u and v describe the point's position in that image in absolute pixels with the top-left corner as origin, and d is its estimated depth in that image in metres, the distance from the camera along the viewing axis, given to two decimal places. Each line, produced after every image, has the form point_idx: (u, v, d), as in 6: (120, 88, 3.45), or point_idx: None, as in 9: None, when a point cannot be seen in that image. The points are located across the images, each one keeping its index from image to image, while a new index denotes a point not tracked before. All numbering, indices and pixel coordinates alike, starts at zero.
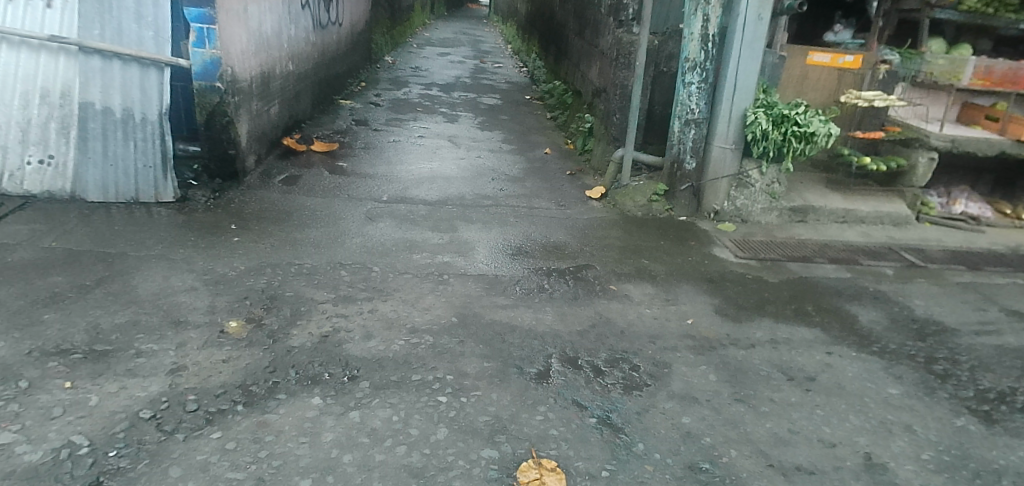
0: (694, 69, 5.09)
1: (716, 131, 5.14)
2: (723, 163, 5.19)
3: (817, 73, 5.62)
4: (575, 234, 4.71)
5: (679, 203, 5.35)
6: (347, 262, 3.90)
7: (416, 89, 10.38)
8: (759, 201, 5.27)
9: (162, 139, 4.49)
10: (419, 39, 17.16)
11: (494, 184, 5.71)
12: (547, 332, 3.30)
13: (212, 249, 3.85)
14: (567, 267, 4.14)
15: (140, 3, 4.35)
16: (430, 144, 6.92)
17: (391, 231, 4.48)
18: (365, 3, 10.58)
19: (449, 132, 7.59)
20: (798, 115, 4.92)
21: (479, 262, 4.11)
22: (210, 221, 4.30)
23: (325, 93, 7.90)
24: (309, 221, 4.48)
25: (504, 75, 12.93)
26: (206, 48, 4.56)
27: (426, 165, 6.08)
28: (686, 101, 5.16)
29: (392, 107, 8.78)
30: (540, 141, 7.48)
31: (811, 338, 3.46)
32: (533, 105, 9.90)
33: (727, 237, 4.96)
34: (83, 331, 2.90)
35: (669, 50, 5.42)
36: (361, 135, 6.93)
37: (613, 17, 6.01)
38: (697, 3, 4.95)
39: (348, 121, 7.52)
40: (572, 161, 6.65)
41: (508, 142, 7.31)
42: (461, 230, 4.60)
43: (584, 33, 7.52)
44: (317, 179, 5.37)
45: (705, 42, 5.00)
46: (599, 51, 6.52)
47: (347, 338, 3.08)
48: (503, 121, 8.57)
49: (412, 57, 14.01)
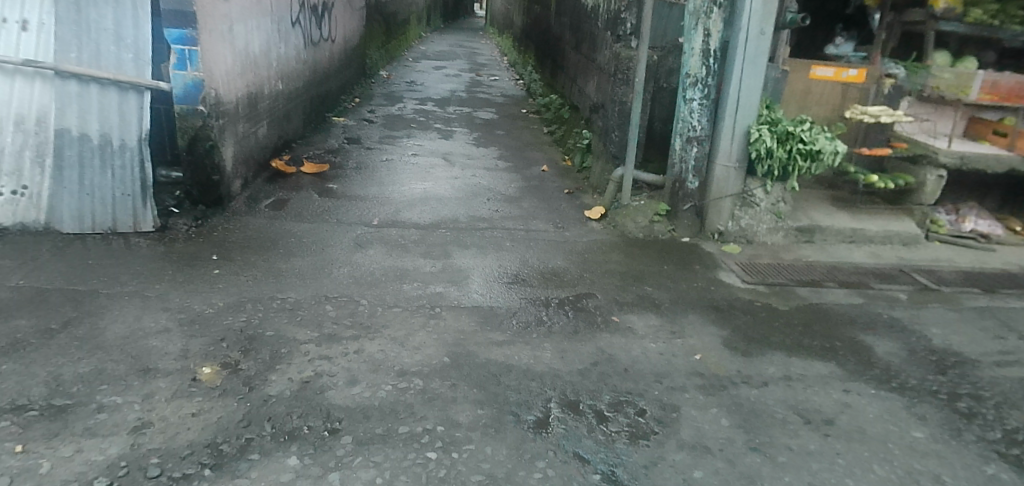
0: (695, 85, 4.91)
1: (719, 149, 4.94)
2: (727, 182, 4.99)
3: (821, 87, 5.42)
4: (574, 260, 4.50)
5: (681, 224, 5.12)
6: (334, 294, 3.69)
7: (410, 105, 10.19)
8: (765, 221, 5.06)
9: (141, 167, 4.29)
10: (415, 52, 17.00)
11: (490, 205, 5.51)
12: (545, 372, 3.09)
13: (190, 284, 3.64)
14: (566, 296, 3.93)
15: (119, 24, 4.17)
16: (423, 163, 6.71)
17: (380, 258, 4.26)
18: (358, 18, 10.43)
19: (443, 149, 7.38)
20: (804, 131, 4.74)
21: (474, 292, 3.90)
22: (189, 251, 4.08)
23: (317, 110, 7.72)
24: (294, 249, 4.27)
25: (500, 89, 12.76)
26: (188, 70, 4.38)
27: (418, 186, 5.87)
28: (687, 118, 4.97)
29: (386, 123, 8.60)
30: (537, 158, 7.29)
31: (826, 374, 3.26)
32: (530, 119, 9.71)
33: (733, 259, 4.74)
34: (42, 383, 2.71)
35: (668, 66, 5.23)
36: (353, 154, 6.74)
37: (610, 32, 5.83)
38: (698, 17, 4.78)
39: (340, 140, 7.33)
40: (570, 178, 6.44)
41: (504, 160, 7.11)
42: (454, 257, 4.38)
43: (580, 46, 7.33)
44: (305, 203, 5.16)
45: (707, 58, 4.83)
46: (596, 66, 6.33)
47: (330, 384, 2.89)
48: (499, 137, 8.37)
49: (408, 71, 13.87)
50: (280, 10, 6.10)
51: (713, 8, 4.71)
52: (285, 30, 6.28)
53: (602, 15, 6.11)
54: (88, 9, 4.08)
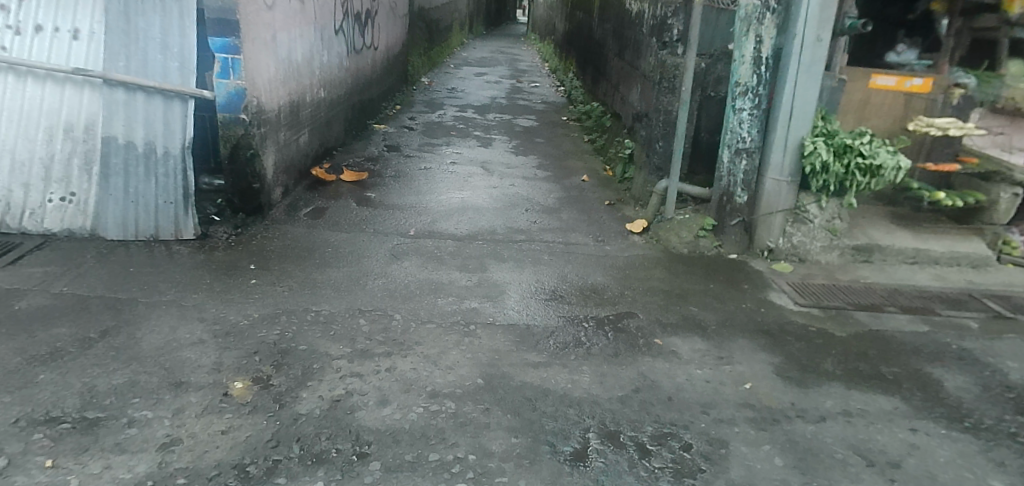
0: (745, 95, 4.65)
1: (770, 162, 4.70)
2: (778, 196, 4.74)
3: (881, 97, 5.13)
4: (616, 276, 4.33)
5: (729, 240, 4.88)
6: (367, 308, 3.61)
7: (451, 111, 10.14)
8: (818, 238, 4.81)
9: (184, 175, 4.29)
10: (456, 59, 17.00)
11: (529, 216, 5.37)
12: (583, 398, 2.97)
13: (226, 294, 3.60)
14: (605, 315, 3.77)
15: (165, 33, 4.18)
16: (462, 171, 6.63)
17: (415, 270, 4.17)
18: (400, 24, 10.44)
19: (483, 157, 7.29)
20: (863, 145, 4.49)
21: (509, 308, 3.77)
22: (228, 260, 4.06)
23: (358, 117, 7.71)
24: (330, 259, 4.22)
25: (540, 95, 12.65)
26: (231, 79, 4.34)
27: (456, 195, 5.78)
28: (736, 129, 4.71)
29: (426, 131, 8.57)
30: (578, 167, 7.13)
31: (891, 410, 3.12)
32: (570, 127, 9.58)
33: (784, 279, 4.52)
34: (77, 394, 2.68)
35: (717, 74, 5.01)
36: (392, 162, 6.70)
37: (654, 39, 5.63)
38: (749, 23, 4.52)
39: (379, 147, 7.31)
40: (611, 189, 6.26)
41: (544, 169, 6.98)
42: (491, 270, 4.26)
43: (624, 53, 7.16)
44: (344, 211, 5.12)
45: (758, 65, 4.58)
46: (640, 74, 6.14)
47: (360, 404, 2.80)
48: (539, 145, 8.26)
49: (447, 77, 13.87)
50: (323, 18, 6.10)
51: (766, 13, 4.45)
52: (328, 37, 6.28)
53: (647, 21, 5.92)
54: (137, 18, 4.12)
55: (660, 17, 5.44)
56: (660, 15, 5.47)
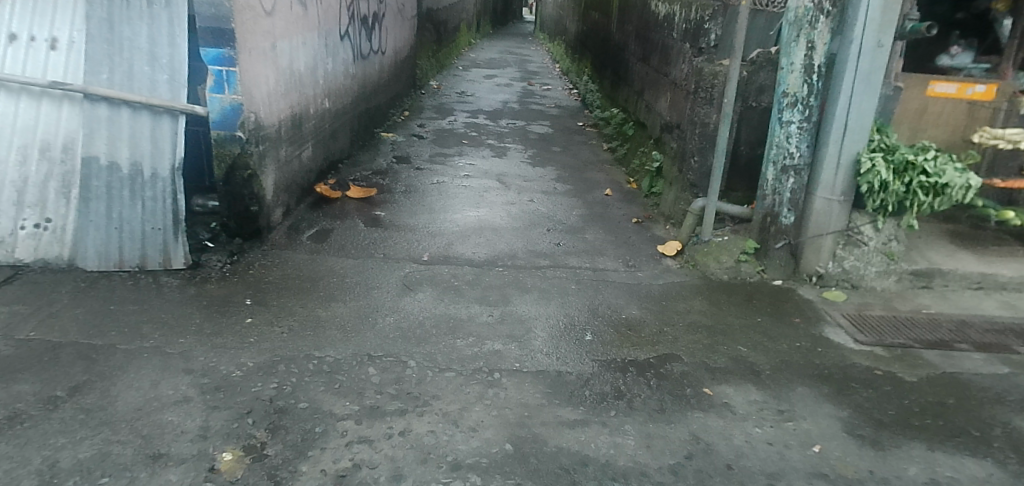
0: (793, 106, 4.31)
1: (820, 180, 4.35)
2: (828, 217, 4.37)
3: (941, 105, 4.69)
4: (651, 309, 3.89)
5: (774, 264, 4.47)
6: (377, 353, 3.18)
7: (462, 118, 9.73)
8: (873, 263, 4.39)
9: (173, 198, 3.88)
10: (465, 61, 16.57)
11: (551, 237, 4.95)
12: (630, 469, 2.54)
13: (218, 336, 3.19)
14: (647, 359, 3.33)
15: (153, 42, 3.78)
16: (477, 185, 6.22)
17: (430, 304, 3.75)
18: (409, 27, 10.02)
19: (498, 169, 6.88)
20: (927, 161, 4.10)
21: (537, 351, 3.34)
22: (222, 294, 3.66)
23: (365, 126, 7.31)
24: (335, 291, 3.80)
25: (554, 99, 12.21)
26: (225, 93, 3.93)
27: (472, 212, 5.39)
28: (783, 143, 4.36)
29: (437, 139, 8.17)
30: (599, 179, 6.70)
31: (986, 477, 2.68)
32: (588, 134, 9.14)
33: (839, 310, 4.08)
34: (35, 473, 2.29)
35: (760, 82, 4.60)
36: (402, 176, 6.30)
37: (687, 44, 5.22)
38: (800, 28, 4.21)
39: (388, 158, 6.90)
40: (637, 205, 5.82)
41: (564, 181, 6.56)
42: (514, 303, 3.84)
43: (648, 58, 6.73)
44: (351, 233, 4.72)
45: (809, 74, 4.24)
46: (669, 81, 5.73)
47: (369, 481, 2.39)
48: (557, 155, 7.82)
49: (457, 80, 13.44)
50: (328, 23, 5.70)
51: (820, 16, 4.14)
52: (332, 43, 5.89)
53: (678, 26, 5.51)
54: (121, 26, 3.73)
55: (694, 21, 5.04)
56: (693, 18, 5.06)
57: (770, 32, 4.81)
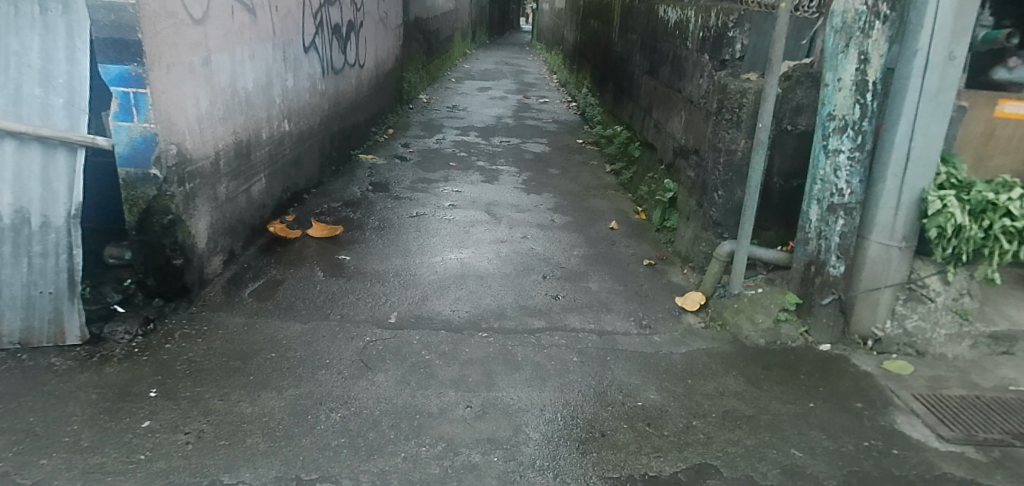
0: (843, 132, 3.53)
1: (875, 222, 3.56)
2: (886, 267, 3.57)
3: (1013, 129, 3.71)
4: (673, 393, 3.09)
5: (820, 323, 3.69)
6: (310, 476, 2.37)
7: (451, 136, 8.93)
8: (943, 324, 3.60)
9: (70, 254, 3.06)
10: (458, 71, 15.79)
11: (547, 287, 4.14)
12: None
13: (94, 452, 2.40)
14: (672, 474, 2.54)
15: (47, 57, 2.96)
16: (462, 218, 5.42)
17: (390, 390, 2.93)
18: (393, 38, 9.24)
19: (487, 197, 6.09)
20: (1011, 201, 3.29)
21: (527, 465, 2.53)
22: (122, 381, 2.82)
23: (339, 148, 6.52)
24: (270, 372, 2.99)
25: (551, 113, 11.44)
26: (134, 121, 3.11)
27: (453, 255, 4.58)
28: (830, 177, 3.59)
29: (422, 161, 7.37)
30: (603, 208, 5.91)
31: None
32: (588, 152, 8.35)
33: (906, 389, 3.30)
34: None
35: (796, 101, 3.83)
36: (377, 207, 5.50)
37: (704, 56, 4.44)
38: (849, 37, 3.42)
39: (364, 185, 6.10)
40: (647, 241, 5.02)
41: (562, 211, 5.76)
42: (498, 386, 3.03)
43: (657, 72, 5.94)
44: (305, 284, 3.90)
45: (862, 93, 3.45)
46: (682, 99, 4.93)
47: None
48: (555, 178, 7.03)
49: (449, 93, 12.68)
50: (286, 33, 4.90)
51: (875, 22, 3.35)
52: (294, 56, 5.09)
53: (693, 34, 4.73)
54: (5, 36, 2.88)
55: (714, 28, 4.25)
56: (713, 26, 4.28)
57: (800, 41, 4.07)
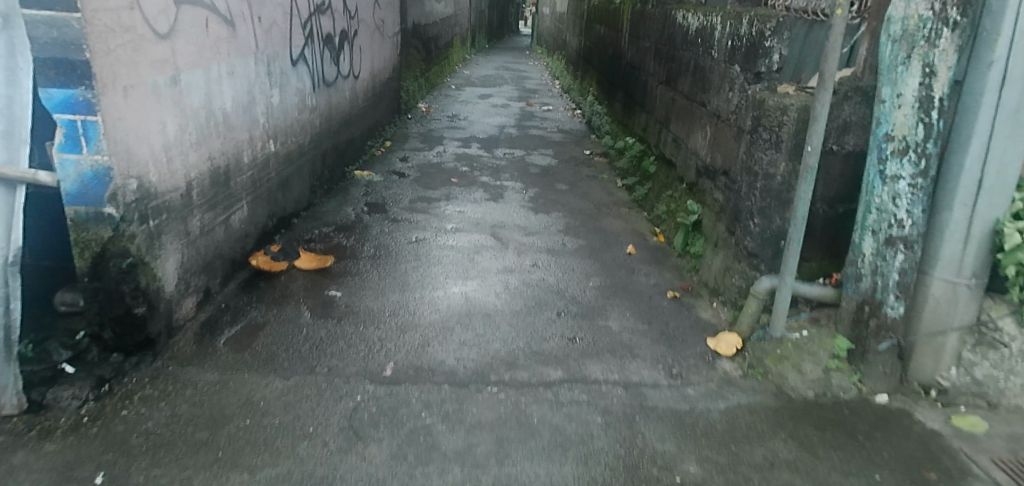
0: (903, 155, 3.10)
1: (940, 256, 3.13)
2: (953, 308, 3.15)
3: None
4: (717, 466, 2.63)
5: (875, 371, 3.25)
6: None
7: (451, 148, 8.50)
8: (1019, 372, 3.12)
9: (6, 309, 2.54)
10: (458, 78, 15.36)
11: (562, 327, 3.69)
12: None
13: None
14: None
15: None
16: (466, 244, 4.98)
17: (384, 468, 2.47)
18: (390, 46, 8.81)
19: (492, 218, 5.66)
20: None
21: None
22: (62, 462, 2.38)
23: (332, 165, 6.08)
24: (242, 446, 2.53)
25: (556, 121, 11.00)
26: (83, 154, 2.68)
27: (457, 288, 4.13)
28: (887, 206, 3.17)
29: (421, 177, 6.94)
30: (617, 230, 5.46)
31: None
32: (596, 165, 7.91)
33: (985, 453, 2.85)
34: None
35: (843, 118, 3.42)
36: (373, 231, 5.06)
37: (735, 67, 4.04)
38: (912, 46, 3.02)
39: (359, 206, 5.66)
40: (669, 270, 4.58)
41: (573, 234, 5.32)
42: (511, 460, 2.58)
43: (674, 82, 5.52)
44: (289, 326, 3.45)
45: (926, 110, 3.03)
46: (707, 113, 4.52)
47: None
48: (563, 195, 6.60)
49: (449, 102, 12.24)
50: (271, 45, 4.47)
51: (943, 29, 2.93)
52: (280, 70, 4.67)
53: (721, 43, 4.33)
54: None
55: (747, 37, 3.88)
56: (747, 34, 3.89)
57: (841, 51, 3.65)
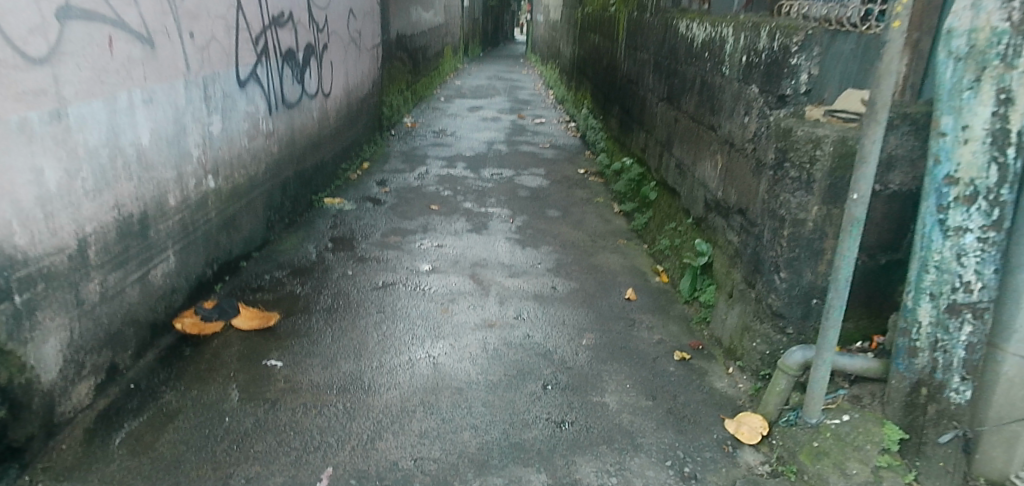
0: (970, 201, 2.47)
1: (1016, 328, 2.45)
2: None
3: None
4: None
5: (935, 470, 2.57)
6: None
7: (435, 168, 7.87)
8: None
9: None
10: (448, 90, 14.76)
11: (546, 405, 3.05)
12: None
13: None
14: None
15: None
16: (441, 288, 4.34)
17: None
18: (369, 59, 8.18)
19: (473, 254, 5.03)
20: None
21: None
22: None
23: (295, 195, 5.45)
24: None
25: (549, 135, 10.39)
26: None
27: (424, 352, 3.49)
28: (950, 264, 2.53)
29: (398, 204, 6.31)
30: (614, 268, 4.84)
31: None
32: (591, 186, 7.29)
33: None
34: None
35: (887, 153, 2.80)
36: (335, 274, 4.43)
37: (753, 88, 3.41)
38: (982, 67, 2.38)
39: (323, 242, 5.04)
40: (674, 321, 3.96)
41: (564, 273, 4.70)
42: None
43: (677, 101, 4.90)
44: (211, 415, 2.81)
45: (1002, 146, 2.39)
46: (718, 139, 3.89)
47: None
48: (554, 223, 5.97)
49: (437, 115, 11.64)
50: (210, 65, 3.83)
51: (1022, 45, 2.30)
52: (223, 93, 4.03)
53: (736, 59, 3.70)
54: None
55: (768, 52, 3.25)
56: (767, 48, 3.26)
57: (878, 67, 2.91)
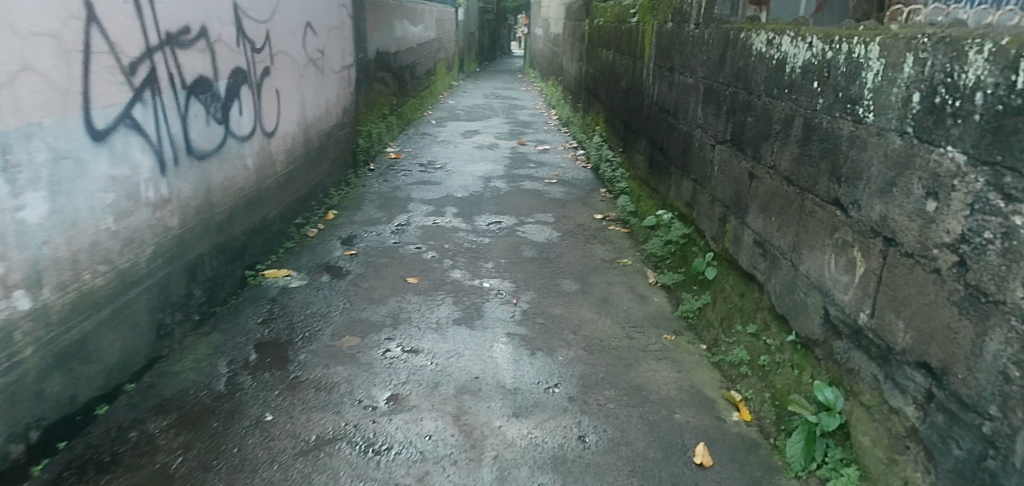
0: None
1: None
2: None
3: None
4: None
5: None
6: None
7: (418, 216, 6.35)
8: None
9: None
10: (441, 110, 13.30)
11: None
12: None
13: None
14: None
15: None
16: (408, 447, 2.79)
17: None
18: (337, 82, 6.70)
19: (458, 368, 3.49)
20: None
21: None
22: None
23: (214, 276, 3.94)
24: None
25: (556, 166, 8.88)
26: None
27: None
28: None
29: (363, 274, 4.78)
30: (665, 390, 3.32)
31: None
32: (612, 240, 5.78)
33: None
34: None
35: None
36: (245, 421, 2.90)
37: (954, 152, 1.90)
38: None
39: (245, 351, 3.51)
40: None
41: (592, 404, 3.18)
42: None
43: (753, 147, 3.39)
44: None
45: None
46: (856, 224, 2.38)
47: None
48: (571, 302, 4.46)
49: (426, 141, 10.16)
50: (18, 113, 2.37)
51: None
52: (54, 156, 2.55)
53: (893, 98, 2.20)
54: None
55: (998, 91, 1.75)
56: (996, 84, 1.76)
57: None
